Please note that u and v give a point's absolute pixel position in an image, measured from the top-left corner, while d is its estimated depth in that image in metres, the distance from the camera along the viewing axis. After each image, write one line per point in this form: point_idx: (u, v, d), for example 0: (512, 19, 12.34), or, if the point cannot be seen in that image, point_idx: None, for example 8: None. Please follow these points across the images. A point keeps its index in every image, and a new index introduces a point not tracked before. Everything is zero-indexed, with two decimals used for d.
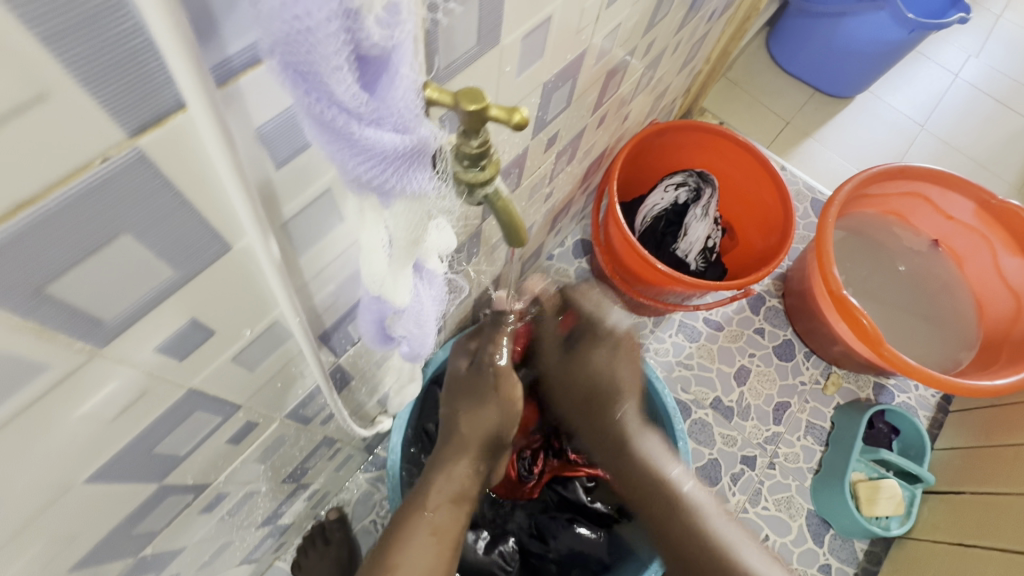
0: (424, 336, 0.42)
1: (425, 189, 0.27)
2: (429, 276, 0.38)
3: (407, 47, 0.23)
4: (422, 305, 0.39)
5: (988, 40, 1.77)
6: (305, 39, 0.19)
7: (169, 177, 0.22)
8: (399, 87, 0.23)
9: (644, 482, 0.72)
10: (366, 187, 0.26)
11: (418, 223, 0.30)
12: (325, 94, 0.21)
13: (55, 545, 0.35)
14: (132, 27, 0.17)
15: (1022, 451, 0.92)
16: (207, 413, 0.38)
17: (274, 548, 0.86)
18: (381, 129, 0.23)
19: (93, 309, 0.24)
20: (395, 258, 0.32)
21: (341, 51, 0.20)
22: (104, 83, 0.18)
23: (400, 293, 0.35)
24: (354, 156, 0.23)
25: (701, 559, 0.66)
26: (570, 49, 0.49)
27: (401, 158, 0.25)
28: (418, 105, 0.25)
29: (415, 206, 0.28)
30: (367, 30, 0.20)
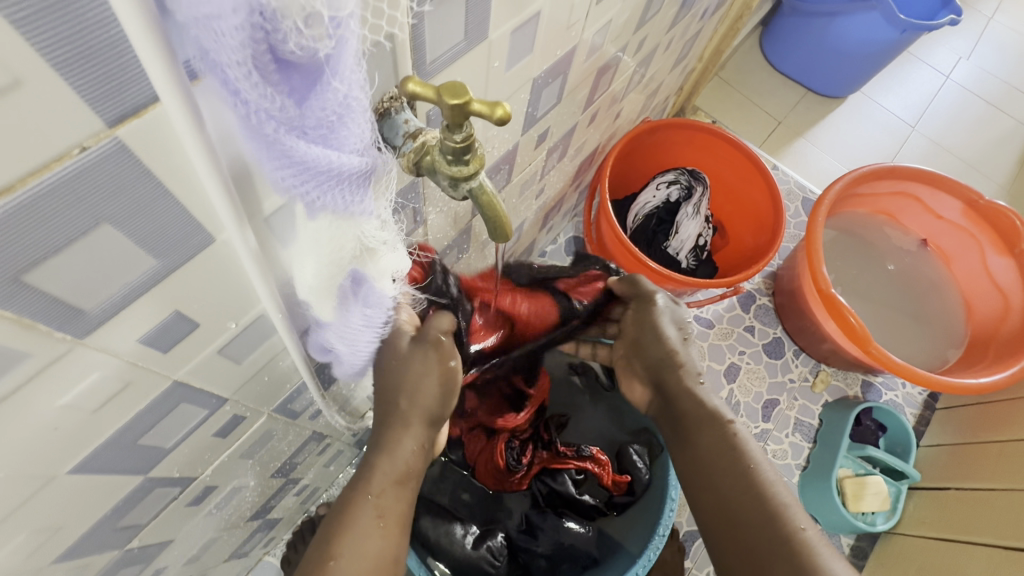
0: (361, 350, 0.44)
1: (355, 211, 0.29)
2: (366, 297, 0.39)
3: (340, 59, 0.23)
4: (351, 320, 0.40)
5: (980, 42, 1.79)
6: (211, 29, 0.19)
7: (149, 167, 0.22)
8: (328, 98, 0.23)
9: (704, 459, 0.55)
10: (291, 192, 0.27)
11: (345, 246, 0.32)
12: (237, 93, 0.21)
13: (40, 536, 0.35)
14: (106, 17, 0.17)
15: (1006, 448, 0.94)
16: (193, 407, 0.38)
17: (264, 542, 0.87)
18: (303, 139, 0.24)
19: (75, 299, 0.24)
20: (322, 274, 0.33)
21: (253, 52, 0.20)
22: (79, 73, 0.18)
23: (328, 311, 0.37)
24: (272, 156, 0.24)
25: (749, 511, 0.50)
26: (559, 45, 0.49)
27: (326, 168, 0.26)
28: (355, 124, 0.25)
29: (342, 225, 0.30)
30: (285, 37, 0.20)
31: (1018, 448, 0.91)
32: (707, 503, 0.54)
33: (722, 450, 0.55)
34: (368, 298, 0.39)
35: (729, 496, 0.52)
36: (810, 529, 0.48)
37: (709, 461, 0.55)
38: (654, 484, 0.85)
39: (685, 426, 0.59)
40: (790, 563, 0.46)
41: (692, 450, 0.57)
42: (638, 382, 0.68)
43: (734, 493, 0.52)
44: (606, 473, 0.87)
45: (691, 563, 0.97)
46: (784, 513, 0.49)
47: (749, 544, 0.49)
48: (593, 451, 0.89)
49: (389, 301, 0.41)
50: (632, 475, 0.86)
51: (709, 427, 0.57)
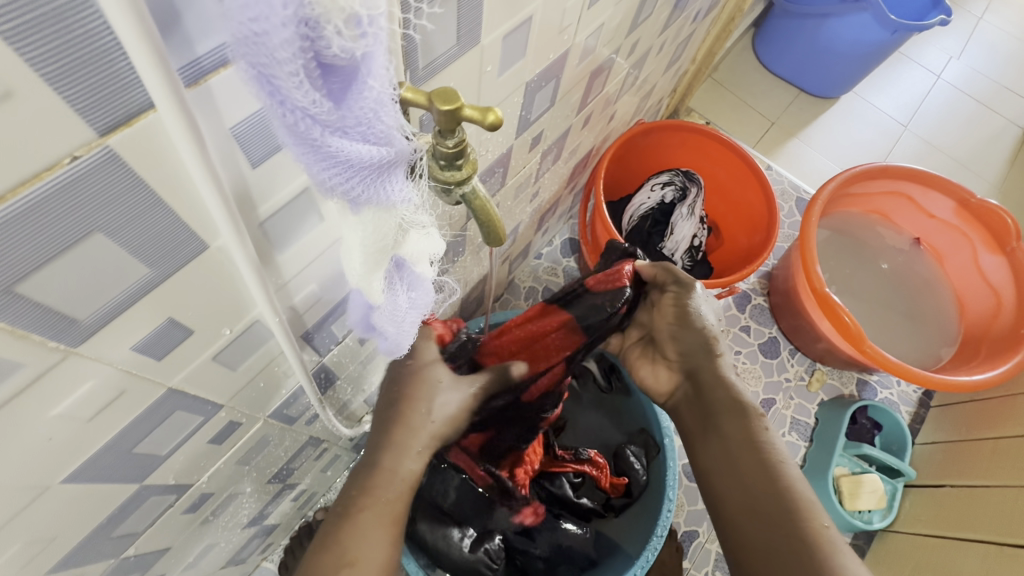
0: (404, 335, 0.41)
1: (397, 202, 0.28)
2: (410, 278, 0.37)
3: (379, 57, 0.22)
4: (398, 302, 0.38)
5: (969, 42, 1.80)
6: (260, 45, 0.19)
7: (141, 175, 0.22)
8: (366, 97, 0.23)
9: (733, 455, 0.54)
10: (335, 192, 0.26)
11: (389, 234, 0.30)
12: (285, 100, 0.21)
13: (34, 547, 0.35)
14: (98, 27, 0.17)
15: (999, 445, 0.95)
16: (189, 413, 0.38)
17: (261, 548, 0.86)
18: (345, 137, 0.24)
19: (68, 309, 0.24)
20: (368, 261, 0.32)
21: (300, 58, 0.20)
22: (71, 83, 0.18)
23: (375, 292, 0.35)
24: (319, 160, 0.24)
25: (772, 502, 0.50)
26: (552, 49, 0.49)
27: (367, 164, 0.25)
28: (392, 116, 0.25)
29: (384, 216, 0.29)
30: (328, 40, 0.20)
31: (1012, 444, 0.92)
32: (732, 497, 0.53)
33: (753, 447, 0.54)
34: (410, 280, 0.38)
35: (753, 483, 0.52)
36: (833, 529, 0.49)
37: (738, 457, 0.54)
38: (650, 485, 0.85)
39: (714, 417, 0.57)
40: (811, 556, 0.47)
41: (718, 434, 0.56)
42: (664, 369, 0.63)
43: (763, 491, 0.51)
44: (603, 475, 0.88)
45: (690, 564, 0.97)
46: (807, 509, 0.50)
47: (770, 533, 0.49)
48: (590, 454, 0.90)
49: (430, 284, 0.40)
50: (630, 477, 0.86)
51: (745, 414, 0.56)
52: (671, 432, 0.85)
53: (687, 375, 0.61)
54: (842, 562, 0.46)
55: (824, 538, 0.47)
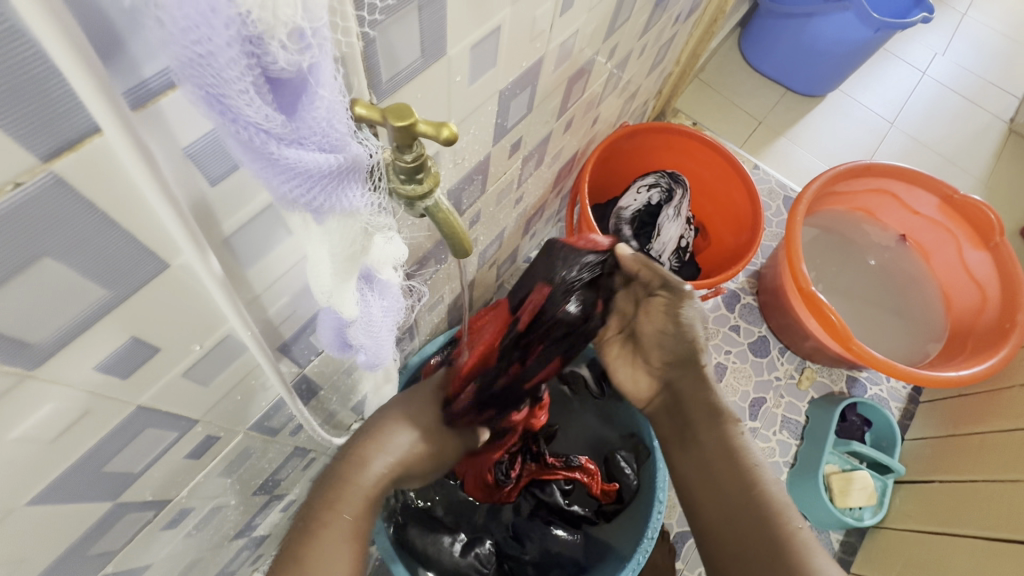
0: (381, 343, 0.43)
1: (357, 207, 0.28)
2: (380, 286, 0.38)
3: (326, 68, 0.23)
4: (373, 314, 0.39)
5: (954, 38, 1.82)
6: (207, 65, 0.19)
7: (92, 199, 0.22)
8: (318, 108, 0.23)
9: (710, 464, 0.55)
10: (297, 203, 0.26)
11: (355, 239, 0.30)
12: (237, 116, 0.21)
13: (4, 568, 0.35)
14: (30, 55, 0.17)
15: (987, 440, 0.95)
16: (162, 430, 0.38)
17: (252, 559, 0.86)
18: (303, 148, 0.24)
19: (22, 333, 0.24)
20: (339, 267, 0.31)
21: (247, 75, 0.20)
22: (7, 112, 0.17)
23: (347, 306, 0.35)
24: (277, 174, 0.24)
25: (745, 509, 0.51)
26: (525, 56, 0.50)
27: (327, 175, 0.25)
28: (345, 123, 0.25)
29: (349, 221, 0.29)
30: (274, 54, 0.20)
31: (999, 439, 0.93)
32: (708, 506, 0.54)
33: (729, 456, 0.54)
34: (380, 289, 0.38)
35: (728, 491, 0.53)
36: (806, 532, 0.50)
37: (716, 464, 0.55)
38: (640, 488, 0.85)
39: (693, 427, 0.58)
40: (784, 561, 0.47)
41: (695, 444, 0.57)
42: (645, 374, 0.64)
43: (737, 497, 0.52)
44: (595, 481, 0.88)
45: (683, 565, 0.97)
46: (782, 512, 0.50)
47: (745, 538, 0.51)
48: (582, 460, 0.90)
49: (399, 290, 0.40)
50: (621, 482, 0.86)
51: (719, 422, 0.56)
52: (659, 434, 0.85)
53: (666, 382, 0.62)
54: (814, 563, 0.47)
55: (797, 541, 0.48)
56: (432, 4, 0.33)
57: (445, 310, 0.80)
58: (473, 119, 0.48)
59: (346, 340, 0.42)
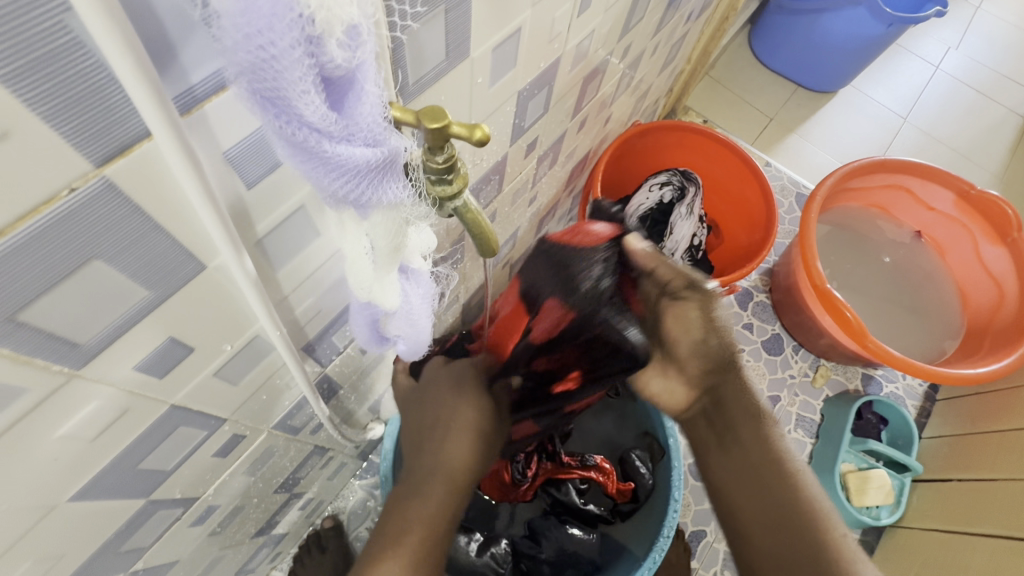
0: (420, 331, 0.43)
1: (400, 199, 0.28)
2: (416, 276, 0.38)
3: (371, 66, 0.23)
4: (412, 304, 0.39)
5: (968, 31, 1.79)
6: (270, 67, 0.20)
7: (138, 203, 0.22)
8: (364, 107, 0.24)
9: (751, 463, 0.55)
10: (344, 200, 0.26)
11: (397, 232, 0.30)
12: (293, 115, 0.21)
13: (43, 564, 0.35)
14: (91, 63, 0.17)
15: (1007, 438, 0.94)
16: (192, 428, 0.39)
17: (271, 557, 0.87)
18: (353, 145, 0.24)
19: (69, 334, 0.24)
20: (379, 264, 0.33)
21: (307, 72, 0.20)
22: (65, 119, 0.18)
23: (388, 296, 0.36)
24: (329, 172, 0.24)
25: (785, 508, 0.51)
26: (543, 57, 0.50)
27: (375, 171, 0.26)
28: (388, 119, 0.25)
29: (392, 214, 0.29)
30: (331, 54, 0.21)
31: (1018, 438, 0.92)
32: (746, 502, 0.54)
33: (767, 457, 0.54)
34: (416, 279, 0.39)
35: (770, 489, 0.53)
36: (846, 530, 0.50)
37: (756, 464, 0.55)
38: (656, 488, 0.85)
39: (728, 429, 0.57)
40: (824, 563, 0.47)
41: (738, 443, 0.56)
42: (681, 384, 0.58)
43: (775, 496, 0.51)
44: (610, 481, 0.87)
45: (698, 564, 0.97)
46: (824, 517, 0.50)
47: (784, 537, 0.50)
48: (597, 460, 0.89)
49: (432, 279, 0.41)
50: (636, 481, 0.86)
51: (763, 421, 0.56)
52: (676, 432, 0.84)
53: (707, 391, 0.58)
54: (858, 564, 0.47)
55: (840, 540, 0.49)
56: (457, 6, 0.33)
57: (460, 310, 0.81)
58: (492, 120, 0.49)
59: (382, 333, 0.43)
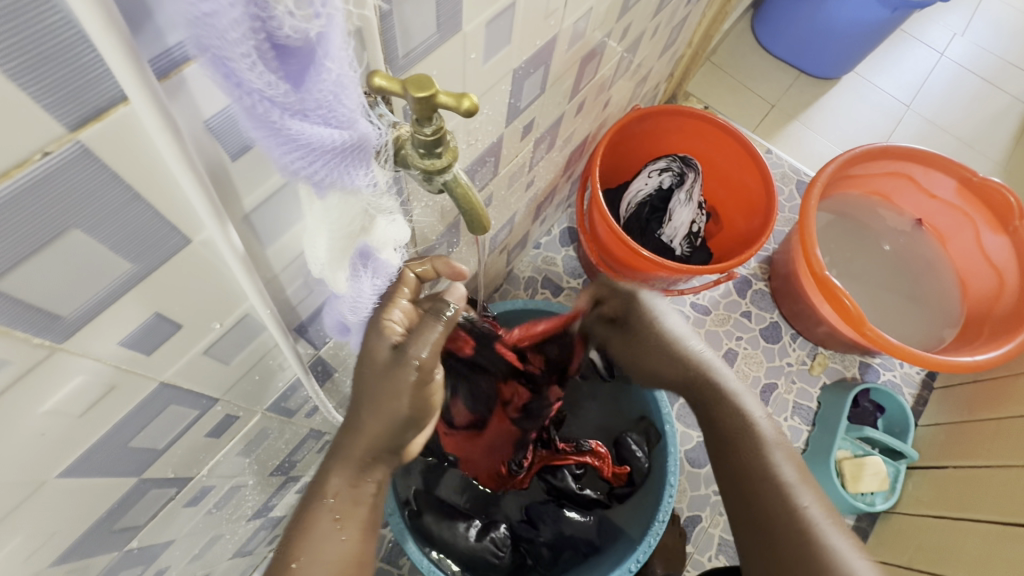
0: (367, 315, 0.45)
1: (361, 185, 0.29)
2: (374, 264, 0.38)
3: (335, 38, 0.22)
4: (363, 289, 0.40)
5: (974, 17, 1.77)
6: (211, 28, 0.19)
7: (117, 170, 0.22)
8: (324, 80, 0.23)
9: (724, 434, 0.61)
10: (298, 174, 0.26)
11: (355, 219, 0.31)
12: (241, 83, 0.21)
13: (35, 540, 0.36)
14: (58, 20, 0.17)
15: (1002, 426, 0.94)
16: (184, 407, 0.39)
17: (268, 540, 0.88)
18: (306, 120, 0.24)
19: (49, 305, 0.24)
20: (334, 245, 0.32)
21: (251, 39, 0.20)
22: (34, 78, 0.17)
23: (338, 281, 0.36)
24: (279, 144, 0.24)
25: (758, 489, 0.56)
26: (538, 34, 0.49)
27: (330, 147, 0.25)
28: (353, 98, 0.25)
29: (350, 200, 0.30)
30: (279, 20, 0.20)
31: (1014, 425, 0.92)
32: (737, 481, 0.58)
33: (734, 417, 0.61)
34: (375, 265, 0.39)
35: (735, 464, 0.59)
36: (791, 473, 0.57)
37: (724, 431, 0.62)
38: (653, 472, 0.85)
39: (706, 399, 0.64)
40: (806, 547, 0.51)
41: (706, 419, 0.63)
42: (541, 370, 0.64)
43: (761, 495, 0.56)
44: (605, 465, 0.89)
45: (693, 549, 0.98)
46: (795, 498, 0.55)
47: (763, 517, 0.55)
48: (592, 445, 0.91)
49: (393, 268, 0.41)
50: (631, 465, 0.86)
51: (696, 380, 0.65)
52: (672, 418, 0.85)
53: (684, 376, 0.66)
54: (801, 506, 0.54)
55: (784, 485, 0.55)
56: None
57: None
58: (486, 98, 0.48)
59: (343, 322, 0.46)
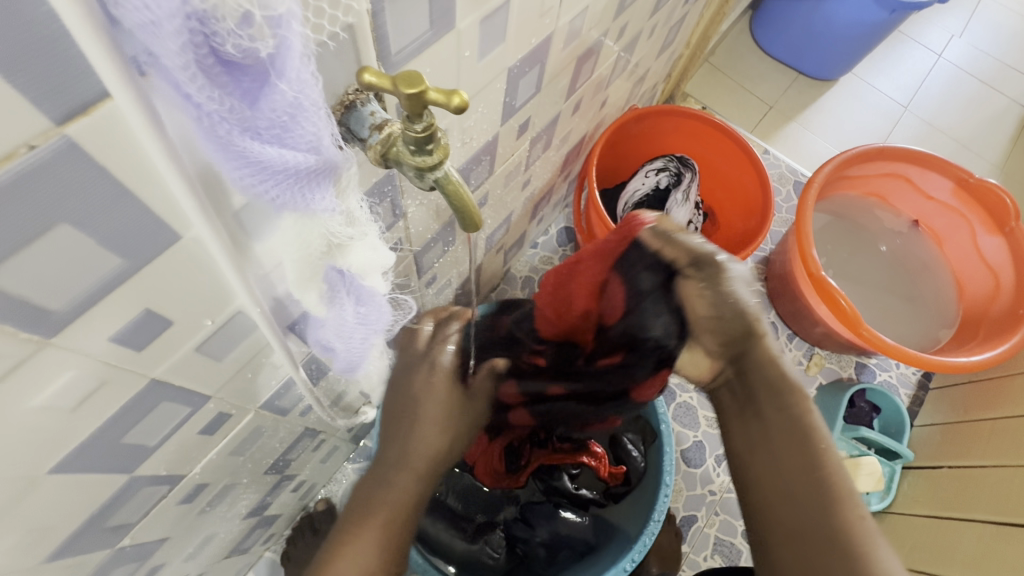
0: (361, 348, 0.44)
1: (319, 209, 0.29)
2: (359, 291, 0.38)
3: (288, 58, 0.22)
4: (348, 318, 0.40)
5: (971, 19, 1.77)
6: (155, 39, 0.19)
7: (104, 165, 0.22)
8: (277, 99, 0.23)
9: (774, 437, 0.50)
10: (252, 190, 0.26)
11: (314, 242, 0.32)
12: (187, 96, 0.21)
13: (25, 537, 0.35)
14: (44, 13, 0.17)
15: (997, 426, 0.94)
16: (176, 404, 0.39)
17: (264, 539, 0.88)
18: (255, 138, 0.24)
19: (38, 299, 0.24)
20: (299, 264, 0.33)
21: (193, 55, 0.20)
22: (19, 71, 0.17)
23: (315, 306, 0.37)
24: (228, 159, 0.24)
25: (810, 499, 0.47)
26: (533, 33, 0.49)
27: (283, 167, 0.25)
28: (313, 122, 0.25)
29: (308, 221, 0.31)
30: (224, 39, 0.20)
31: (1009, 425, 0.92)
32: (777, 494, 0.49)
33: (791, 416, 0.50)
34: (359, 292, 0.39)
35: (789, 469, 0.49)
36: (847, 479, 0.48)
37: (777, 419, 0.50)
38: (650, 472, 0.85)
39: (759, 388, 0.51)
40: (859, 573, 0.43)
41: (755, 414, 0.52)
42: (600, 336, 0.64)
43: (811, 510, 0.47)
44: (602, 465, 0.89)
45: (688, 548, 0.98)
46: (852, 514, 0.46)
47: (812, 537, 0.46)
48: (588, 444, 0.89)
49: (385, 299, 0.41)
50: (628, 464, 0.87)
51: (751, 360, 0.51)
52: (668, 417, 0.84)
53: (732, 359, 0.53)
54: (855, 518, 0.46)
55: (839, 493, 0.47)
56: None
57: (453, 294, 0.81)
58: (481, 96, 0.48)
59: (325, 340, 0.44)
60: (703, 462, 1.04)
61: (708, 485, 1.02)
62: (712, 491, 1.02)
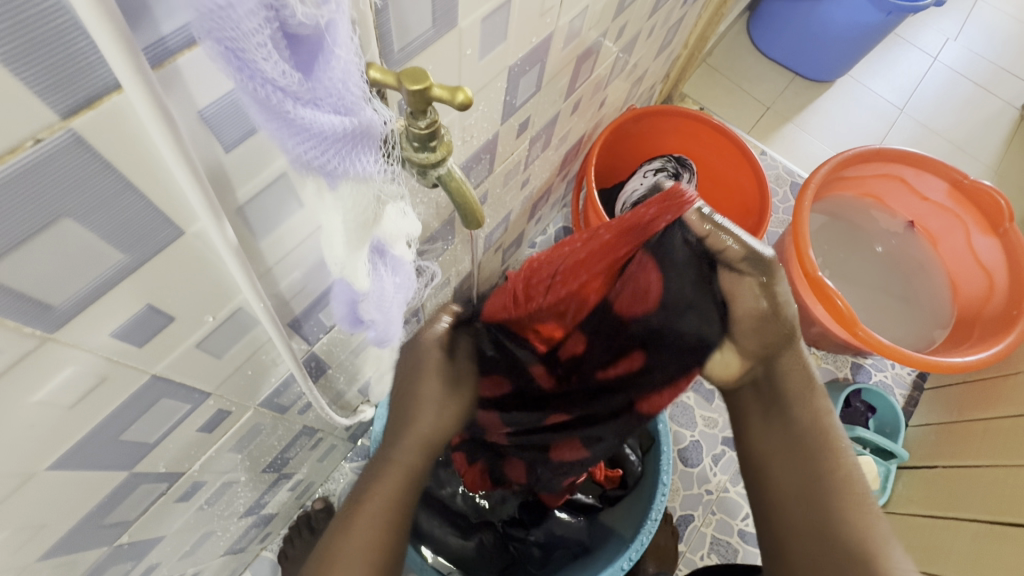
0: (392, 320, 0.41)
1: (372, 173, 0.28)
2: (394, 261, 0.36)
3: (341, 28, 0.23)
4: (385, 289, 0.38)
5: (967, 22, 1.79)
6: (224, 18, 0.19)
7: (109, 160, 0.22)
8: (334, 68, 0.23)
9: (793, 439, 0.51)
10: (311, 166, 0.26)
11: (368, 206, 0.30)
12: (254, 72, 0.21)
13: (22, 533, 0.35)
14: (53, 6, 0.17)
15: (991, 426, 0.95)
16: (176, 401, 0.39)
17: (260, 538, 0.87)
18: (317, 109, 0.24)
19: (40, 294, 0.24)
20: (351, 237, 0.31)
21: (265, 26, 0.20)
22: (28, 64, 0.18)
23: (359, 278, 0.34)
24: (292, 135, 0.24)
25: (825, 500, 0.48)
26: (534, 32, 0.49)
27: (343, 138, 0.25)
28: (360, 87, 0.25)
29: (362, 189, 0.29)
30: (291, 8, 0.20)
31: (1003, 425, 0.93)
32: (789, 493, 0.51)
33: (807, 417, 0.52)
34: (392, 262, 0.37)
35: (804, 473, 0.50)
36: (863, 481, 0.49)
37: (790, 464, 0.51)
38: (646, 475, 0.86)
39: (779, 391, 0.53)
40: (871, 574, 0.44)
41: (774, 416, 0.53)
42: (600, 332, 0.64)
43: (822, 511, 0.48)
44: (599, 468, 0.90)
45: (685, 547, 0.98)
46: (865, 515, 0.47)
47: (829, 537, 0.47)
48: None
49: (412, 268, 0.39)
50: (625, 468, 0.89)
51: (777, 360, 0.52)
52: (666, 418, 0.84)
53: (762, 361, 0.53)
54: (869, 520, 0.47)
55: (855, 495, 0.48)
56: None
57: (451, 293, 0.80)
58: (482, 95, 0.48)
59: (358, 316, 0.41)
60: (700, 462, 1.04)
61: (704, 485, 1.03)
62: (708, 491, 1.02)
